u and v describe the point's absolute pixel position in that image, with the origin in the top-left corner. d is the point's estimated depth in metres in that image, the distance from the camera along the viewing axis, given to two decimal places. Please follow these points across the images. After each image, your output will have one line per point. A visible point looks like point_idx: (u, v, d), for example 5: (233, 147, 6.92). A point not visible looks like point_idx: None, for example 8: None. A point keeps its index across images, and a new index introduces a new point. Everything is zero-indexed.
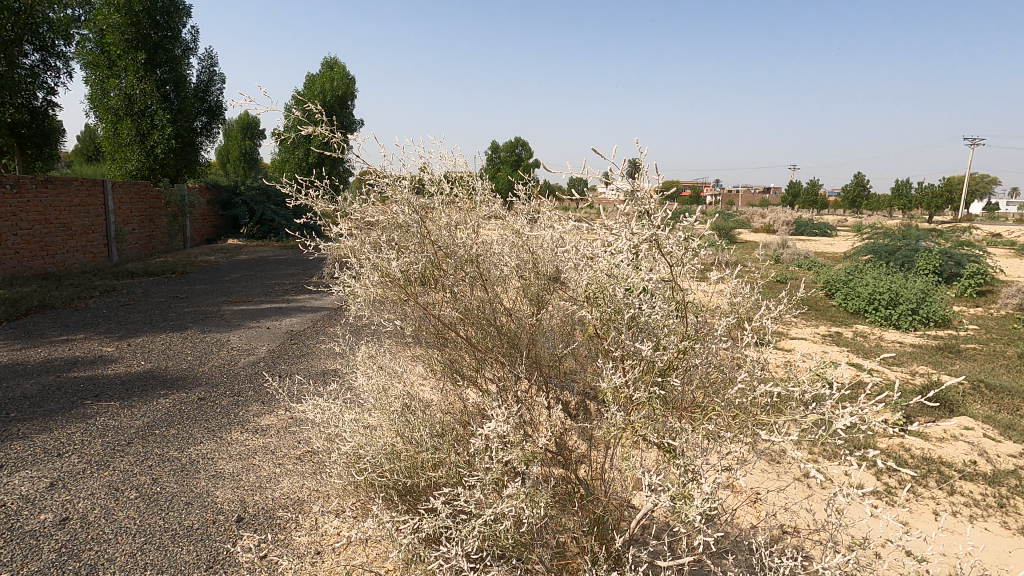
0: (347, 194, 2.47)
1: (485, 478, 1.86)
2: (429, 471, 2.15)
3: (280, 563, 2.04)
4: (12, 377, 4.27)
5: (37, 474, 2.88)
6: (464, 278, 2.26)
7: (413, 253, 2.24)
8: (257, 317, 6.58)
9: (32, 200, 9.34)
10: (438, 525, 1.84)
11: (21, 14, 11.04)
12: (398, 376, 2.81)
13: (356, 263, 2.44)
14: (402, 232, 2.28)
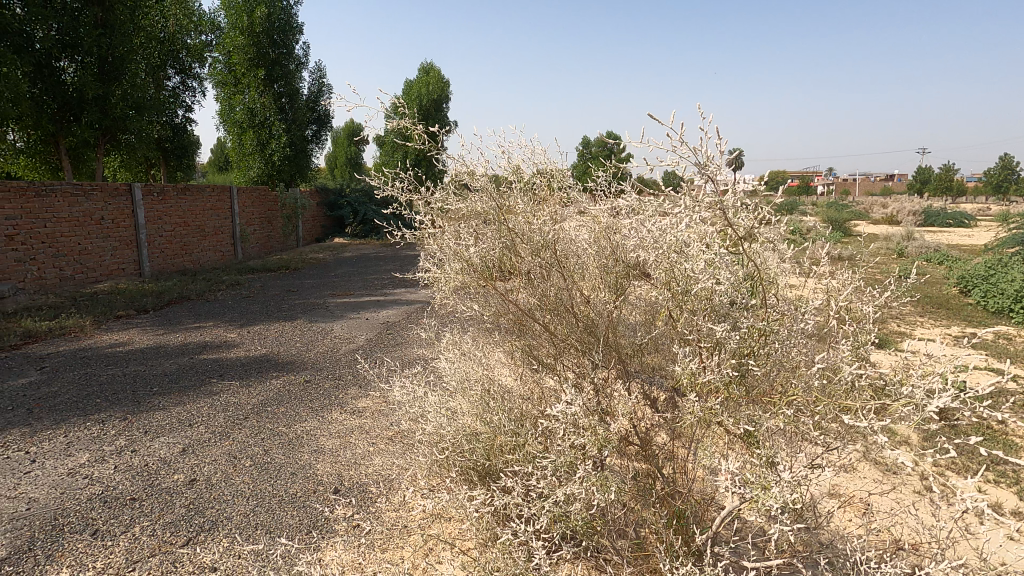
0: (429, 184, 2.55)
1: (558, 461, 1.86)
2: (507, 453, 2.19)
3: (367, 533, 2.19)
4: (157, 357, 4.92)
5: (173, 440, 3.30)
6: (540, 263, 2.25)
7: (490, 241, 2.30)
8: (357, 308, 7.05)
9: (173, 204, 10.62)
10: (510, 503, 1.89)
11: (165, 43, 12.65)
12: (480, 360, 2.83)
13: (440, 253, 2.55)
14: (480, 220, 2.34)
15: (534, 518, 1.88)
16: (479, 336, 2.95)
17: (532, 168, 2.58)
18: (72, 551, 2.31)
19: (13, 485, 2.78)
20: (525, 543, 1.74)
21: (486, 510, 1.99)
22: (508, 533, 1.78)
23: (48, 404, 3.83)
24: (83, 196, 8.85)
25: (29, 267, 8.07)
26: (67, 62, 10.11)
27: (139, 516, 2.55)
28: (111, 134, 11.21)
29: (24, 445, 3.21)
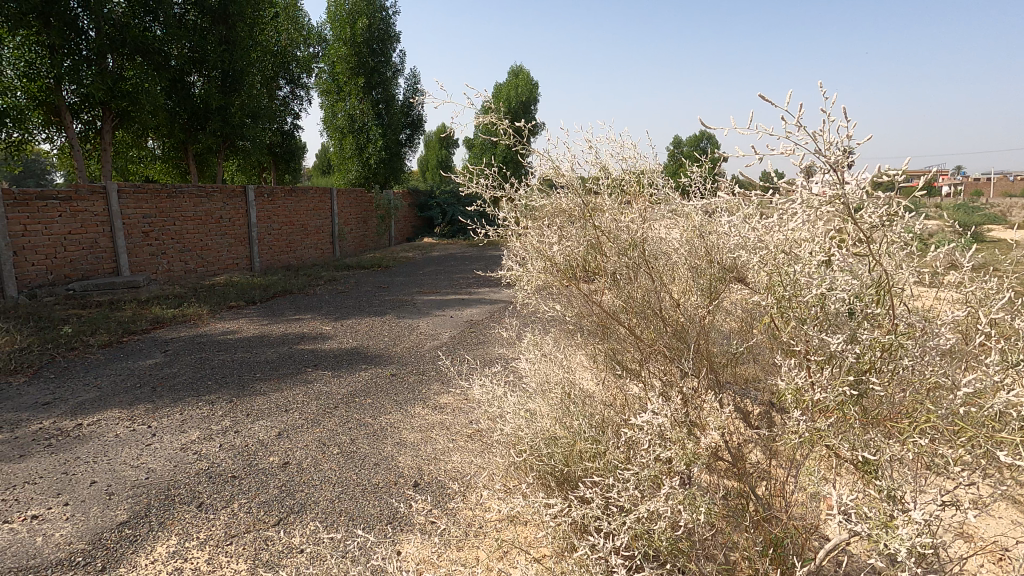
0: (510, 179, 2.50)
1: (640, 474, 1.73)
2: (586, 461, 2.09)
3: (440, 533, 2.18)
4: (260, 346, 5.30)
5: (271, 423, 3.53)
6: (627, 263, 2.14)
7: (574, 238, 2.21)
8: (443, 306, 7.22)
9: (281, 205, 11.48)
10: (589, 514, 1.79)
11: (277, 56, 13.74)
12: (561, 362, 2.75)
13: (522, 252, 2.50)
14: (565, 217, 2.26)
15: (613, 533, 1.77)
16: (560, 338, 2.87)
17: (620, 170, 2.46)
18: (180, 520, 2.51)
19: (137, 455, 3.08)
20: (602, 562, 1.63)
21: (562, 521, 1.90)
22: (585, 546, 1.68)
23: (169, 384, 4.24)
24: (206, 197, 9.78)
25: (160, 260, 9.04)
26: (196, 77, 11.25)
27: (237, 493, 2.73)
28: (230, 141, 12.33)
29: (148, 420, 3.57)
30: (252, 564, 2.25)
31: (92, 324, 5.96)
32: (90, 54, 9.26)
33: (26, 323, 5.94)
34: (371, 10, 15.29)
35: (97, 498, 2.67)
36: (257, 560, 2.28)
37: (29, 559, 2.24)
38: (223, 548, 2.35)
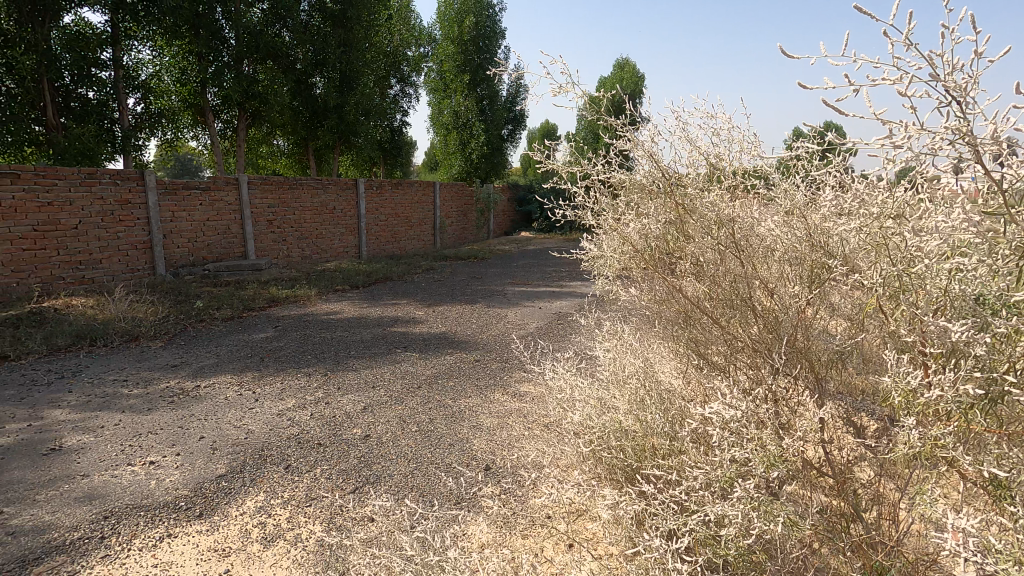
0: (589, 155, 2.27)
1: (711, 474, 1.54)
2: (658, 458, 1.93)
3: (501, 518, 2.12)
4: (358, 326, 5.60)
5: (358, 398, 3.70)
6: (712, 244, 1.90)
7: (652, 214, 2.02)
8: (533, 297, 7.20)
9: (387, 197, 12.10)
10: (652, 512, 1.63)
11: (390, 56, 14.50)
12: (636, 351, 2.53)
13: (599, 234, 2.35)
14: (643, 193, 2.09)
15: (677, 536, 1.60)
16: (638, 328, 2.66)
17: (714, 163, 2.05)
18: (269, 478, 2.70)
19: (240, 417, 3.37)
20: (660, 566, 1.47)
21: (624, 517, 1.76)
22: (644, 546, 1.53)
23: (275, 356, 4.60)
24: (321, 188, 10.53)
25: (280, 246, 9.89)
26: (318, 78, 12.16)
27: (320, 460, 2.88)
28: (346, 138, 13.20)
29: (254, 386, 3.89)
30: (325, 526, 2.35)
31: (220, 300, 6.65)
32: (230, 61, 10.34)
33: (169, 297, 6.77)
34: (478, 8, 15.63)
35: (202, 452, 2.94)
36: (331, 523, 2.37)
37: (143, 498, 2.53)
38: (303, 508, 2.48)
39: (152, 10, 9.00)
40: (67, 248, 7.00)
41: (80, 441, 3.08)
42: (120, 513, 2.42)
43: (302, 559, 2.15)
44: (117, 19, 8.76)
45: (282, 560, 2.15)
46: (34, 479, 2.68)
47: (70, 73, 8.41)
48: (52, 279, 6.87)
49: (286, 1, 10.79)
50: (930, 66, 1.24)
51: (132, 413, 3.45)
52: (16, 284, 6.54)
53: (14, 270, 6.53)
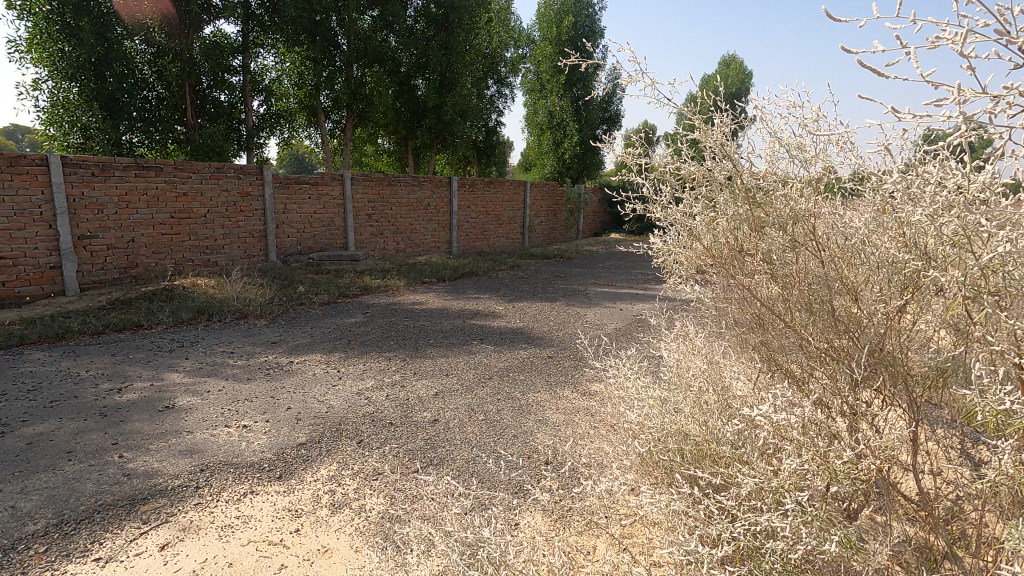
0: (658, 146, 2.08)
1: (761, 484, 1.43)
2: (715, 464, 1.82)
3: (547, 513, 2.10)
4: (440, 317, 5.81)
5: (431, 384, 3.84)
6: (783, 241, 1.76)
7: (722, 206, 1.88)
8: (615, 298, 7.07)
9: (479, 195, 12.41)
10: (697, 516, 1.55)
11: (488, 58, 14.85)
12: (705, 351, 2.39)
13: (663, 231, 2.21)
14: (711, 184, 1.93)
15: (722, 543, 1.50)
16: (707, 328, 2.52)
17: (798, 173, 1.85)
18: (342, 451, 2.88)
19: (323, 393, 3.62)
20: (699, 572, 1.40)
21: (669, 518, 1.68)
22: (683, 548, 1.46)
23: (361, 339, 4.89)
24: (417, 185, 11.01)
25: (377, 239, 10.47)
26: (420, 80, 12.73)
27: (390, 438, 3.02)
28: (443, 137, 13.70)
29: (339, 366, 4.17)
30: (387, 499, 2.46)
31: (319, 286, 7.18)
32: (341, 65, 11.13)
33: (277, 281, 7.41)
34: (578, 7, 15.58)
35: (288, 421, 3.21)
36: (392, 497, 2.48)
37: (235, 456, 2.80)
38: (370, 481, 2.62)
39: (276, 21, 9.93)
40: (197, 234, 7.88)
41: (190, 402, 3.47)
42: (214, 467, 2.70)
43: (363, 527, 2.27)
44: (247, 30, 9.83)
45: (346, 526, 2.28)
46: (150, 430, 3.06)
47: (207, 78, 9.47)
48: (183, 261, 7.77)
49: (394, 7, 11.39)
50: (995, 24, 1.17)
51: (234, 381, 3.83)
52: (155, 264, 7.48)
53: (154, 252, 7.46)
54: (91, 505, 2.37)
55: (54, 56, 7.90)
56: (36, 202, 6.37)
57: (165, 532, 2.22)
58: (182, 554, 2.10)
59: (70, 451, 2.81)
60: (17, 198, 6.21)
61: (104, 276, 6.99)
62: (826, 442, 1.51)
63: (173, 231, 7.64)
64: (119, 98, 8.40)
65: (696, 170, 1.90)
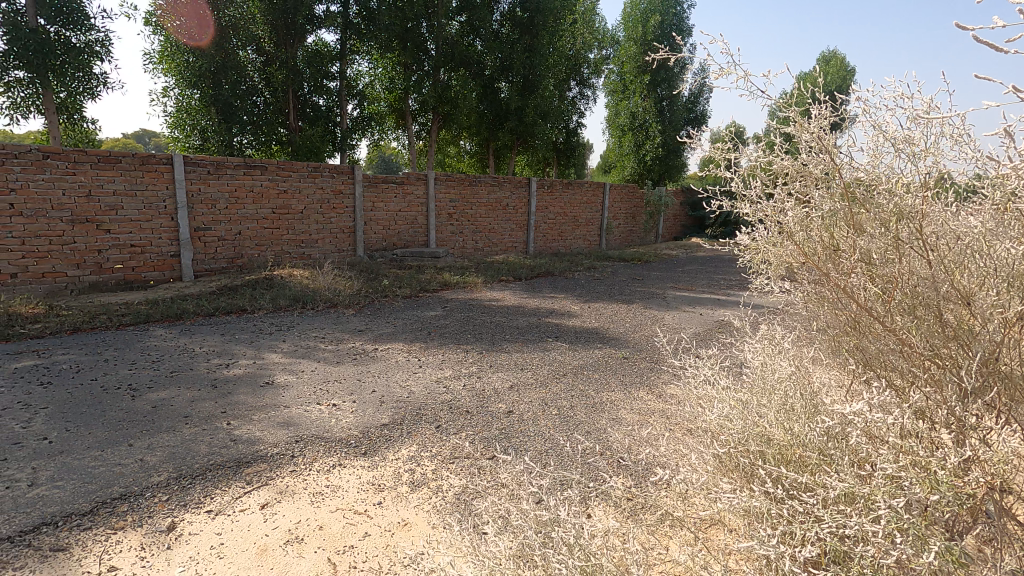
0: (749, 141, 2.02)
1: (847, 488, 1.37)
2: (797, 469, 1.76)
3: (617, 505, 2.11)
4: (516, 314, 5.91)
5: (506, 376, 3.93)
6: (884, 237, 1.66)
7: (816, 202, 1.80)
8: (694, 303, 6.87)
9: (557, 197, 12.47)
10: (776, 516, 1.51)
11: (572, 60, 14.87)
12: (794, 353, 2.25)
13: (750, 229, 2.14)
14: (805, 180, 1.85)
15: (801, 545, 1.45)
16: (795, 330, 2.40)
17: (903, 169, 1.74)
18: (421, 433, 3.02)
19: (405, 379, 3.81)
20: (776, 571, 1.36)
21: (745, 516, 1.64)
22: (760, 546, 1.43)
23: (440, 331, 5.08)
24: (497, 186, 11.24)
25: (457, 238, 10.78)
26: (503, 83, 12.97)
27: (467, 425, 3.13)
28: (524, 139, 13.88)
29: (420, 355, 4.36)
30: (462, 482, 2.56)
31: (402, 280, 7.51)
32: (429, 70, 11.58)
33: (364, 274, 7.83)
34: (665, 6, 15.23)
35: (372, 402, 3.41)
36: (468, 480, 2.58)
37: (325, 431, 3.02)
38: (448, 463, 2.73)
39: (371, 29, 10.52)
40: (294, 229, 8.49)
41: (286, 380, 3.78)
42: (307, 439, 2.92)
43: (440, 506, 2.37)
44: (346, 38, 10.48)
45: (424, 503, 2.40)
46: (252, 402, 3.36)
47: (308, 84, 10.20)
48: (281, 253, 8.40)
49: (481, 12, 11.72)
50: None
51: (324, 364, 4.11)
52: (257, 255, 8.14)
53: (257, 244, 8.12)
54: (204, 463, 2.65)
55: (182, 67, 8.84)
56: (162, 197, 7.14)
57: (265, 493, 2.44)
58: (279, 513, 2.31)
59: (186, 416, 3.15)
60: (147, 192, 7.00)
61: (214, 265, 7.70)
62: (926, 452, 1.42)
63: (273, 225, 8.28)
64: (233, 103, 9.23)
65: (790, 163, 1.83)
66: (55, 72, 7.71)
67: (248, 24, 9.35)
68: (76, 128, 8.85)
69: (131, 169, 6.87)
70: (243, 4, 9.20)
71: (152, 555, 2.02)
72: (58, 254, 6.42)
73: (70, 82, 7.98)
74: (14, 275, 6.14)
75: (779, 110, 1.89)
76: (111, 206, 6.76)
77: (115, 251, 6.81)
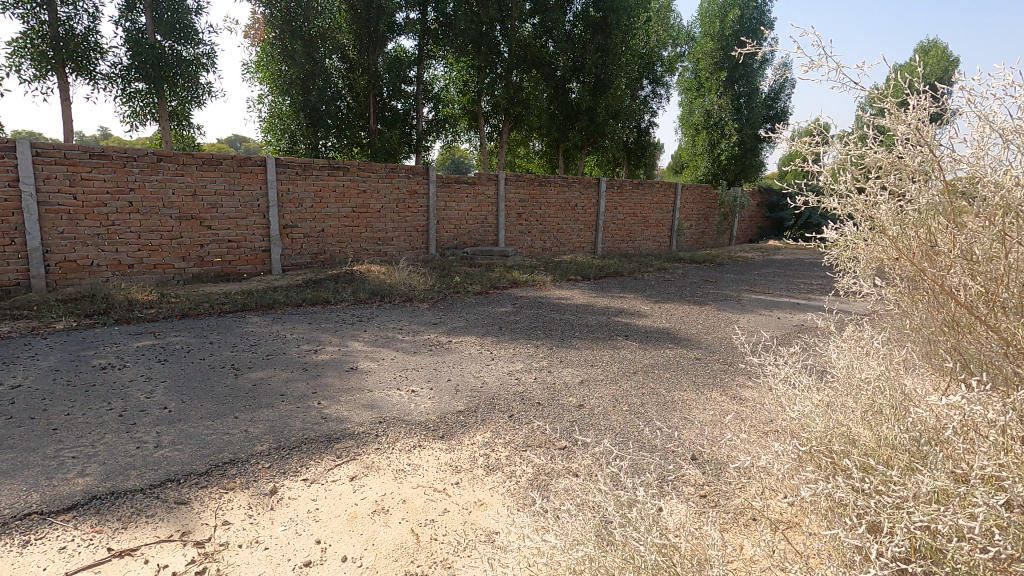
0: (839, 135, 1.98)
1: (939, 484, 1.34)
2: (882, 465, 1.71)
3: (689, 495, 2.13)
4: (585, 312, 5.94)
5: (576, 372, 3.99)
6: (991, 230, 1.58)
7: (913, 194, 1.74)
8: (772, 306, 6.61)
9: (627, 197, 12.34)
10: (861, 513, 1.48)
11: (645, 58, 14.66)
12: (883, 352, 2.17)
13: (838, 226, 2.08)
14: (900, 173, 1.79)
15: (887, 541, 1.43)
16: (885, 329, 2.30)
17: (1013, 158, 1.65)
18: (495, 422, 3.14)
19: (479, 370, 3.96)
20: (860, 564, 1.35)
21: (825, 512, 1.62)
22: (844, 539, 1.42)
23: (510, 326, 5.21)
24: (567, 186, 11.27)
25: (526, 237, 10.92)
26: (575, 84, 12.98)
27: (539, 416, 3.22)
28: (594, 139, 13.85)
29: (492, 348, 4.50)
30: (535, 468, 2.65)
31: (473, 277, 7.73)
32: (502, 72, 11.79)
33: (437, 271, 8.12)
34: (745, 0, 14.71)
35: (448, 390, 3.57)
36: (541, 467, 2.66)
37: (406, 414, 3.20)
38: (521, 451, 2.82)
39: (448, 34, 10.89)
40: (372, 227, 8.92)
41: (369, 366, 4.02)
42: (389, 421, 3.12)
43: (514, 490, 2.47)
44: (423, 43, 10.91)
45: (499, 486, 2.50)
46: (340, 385, 3.62)
47: (388, 89, 10.66)
48: (360, 250, 8.85)
49: (554, 13, 11.82)
50: None
51: (403, 353, 4.34)
52: (338, 251, 8.62)
53: (338, 241, 8.59)
54: (299, 437, 2.89)
55: (276, 76, 9.55)
56: (256, 196, 7.72)
57: (353, 467, 2.64)
58: (367, 486, 2.49)
59: (282, 394, 3.44)
60: (243, 192, 7.60)
61: (300, 260, 8.24)
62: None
63: (353, 223, 8.73)
64: (319, 108, 9.81)
65: (883, 155, 1.77)
66: (169, 83, 8.51)
67: (334, 34, 9.99)
68: (184, 133, 9.74)
69: (230, 171, 7.47)
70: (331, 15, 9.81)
71: (258, 513, 2.25)
72: (167, 248, 7.10)
73: (181, 92, 8.76)
74: (131, 266, 6.86)
75: (874, 103, 1.84)
76: (212, 205, 7.38)
77: (215, 246, 7.45)
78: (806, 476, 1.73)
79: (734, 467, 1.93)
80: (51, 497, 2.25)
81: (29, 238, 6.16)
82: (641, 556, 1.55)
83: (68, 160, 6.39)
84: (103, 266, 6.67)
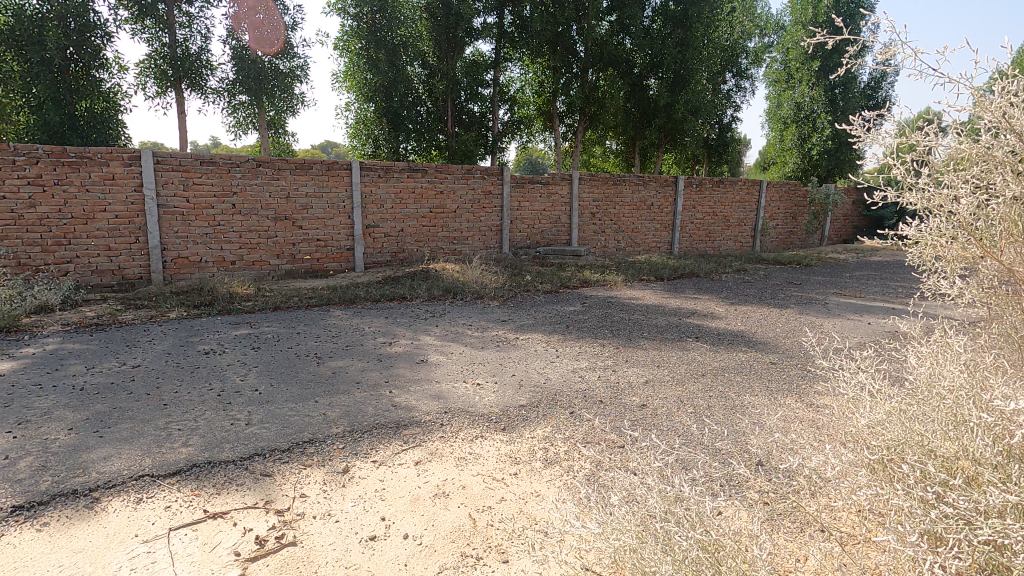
0: (921, 126, 1.84)
1: (1006, 497, 1.26)
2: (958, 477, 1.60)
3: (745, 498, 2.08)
4: (655, 313, 5.84)
5: (641, 371, 3.95)
6: None
7: (999, 188, 1.60)
8: (861, 310, 6.16)
9: (707, 196, 11.91)
10: (920, 521, 1.42)
11: (728, 51, 14.10)
12: (968, 358, 2.00)
13: (918, 221, 1.94)
14: (986, 164, 1.65)
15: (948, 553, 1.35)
16: (975, 333, 2.12)
17: None
18: (557, 417, 3.19)
19: (543, 366, 4.02)
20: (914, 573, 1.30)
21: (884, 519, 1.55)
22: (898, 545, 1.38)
23: (577, 325, 5.24)
24: (643, 185, 11.07)
25: (599, 237, 10.84)
26: (653, 80, 12.69)
27: (599, 413, 3.23)
28: (673, 137, 13.53)
29: (558, 346, 4.55)
30: (593, 464, 2.68)
31: (544, 276, 7.80)
32: (578, 72, 11.80)
33: (509, 269, 8.27)
34: None
35: (512, 385, 3.67)
36: (598, 463, 2.68)
37: (470, 406, 3.32)
38: (579, 447, 2.84)
39: (523, 36, 11.18)
40: (448, 227, 9.23)
41: (438, 359, 4.21)
42: (454, 411, 3.25)
43: (570, 483, 2.51)
44: (500, 47, 11.22)
45: (556, 479, 2.55)
46: (410, 375, 3.82)
47: (465, 93, 10.94)
48: (436, 249, 9.19)
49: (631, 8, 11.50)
50: None
51: (471, 348, 4.48)
52: (416, 250, 8.99)
53: (416, 240, 8.96)
54: (371, 422, 3.09)
55: (362, 83, 10.29)
56: (342, 198, 8.22)
57: (418, 452, 2.79)
58: (430, 471, 2.62)
59: (358, 382, 3.68)
60: (330, 193, 8.12)
61: (381, 258, 8.69)
62: None
63: (430, 223, 9.07)
64: (401, 113, 10.44)
65: (969, 146, 1.65)
66: (268, 95, 9.29)
67: (416, 41, 10.50)
68: (280, 140, 10.52)
69: (319, 174, 8.01)
70: (413, 24, 10.35)
71: (332, 489, 2.44)
72: (264, 246, 7.74)
73: (279, 102, 9.51)
74: (233, 263, 7.56)
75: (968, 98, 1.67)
76: (303, 206, 7.95)
77: (305, 244, 8.02)
78: (871, 484, 1.65)
79: (791, 470, 1.88)
80: (160, 462, 2.57)
81: (150, 237, 6.95)
82: (684, 551, 1.57)
83: (183, 167, 7.12)
84: (210, 262, 7.39)
